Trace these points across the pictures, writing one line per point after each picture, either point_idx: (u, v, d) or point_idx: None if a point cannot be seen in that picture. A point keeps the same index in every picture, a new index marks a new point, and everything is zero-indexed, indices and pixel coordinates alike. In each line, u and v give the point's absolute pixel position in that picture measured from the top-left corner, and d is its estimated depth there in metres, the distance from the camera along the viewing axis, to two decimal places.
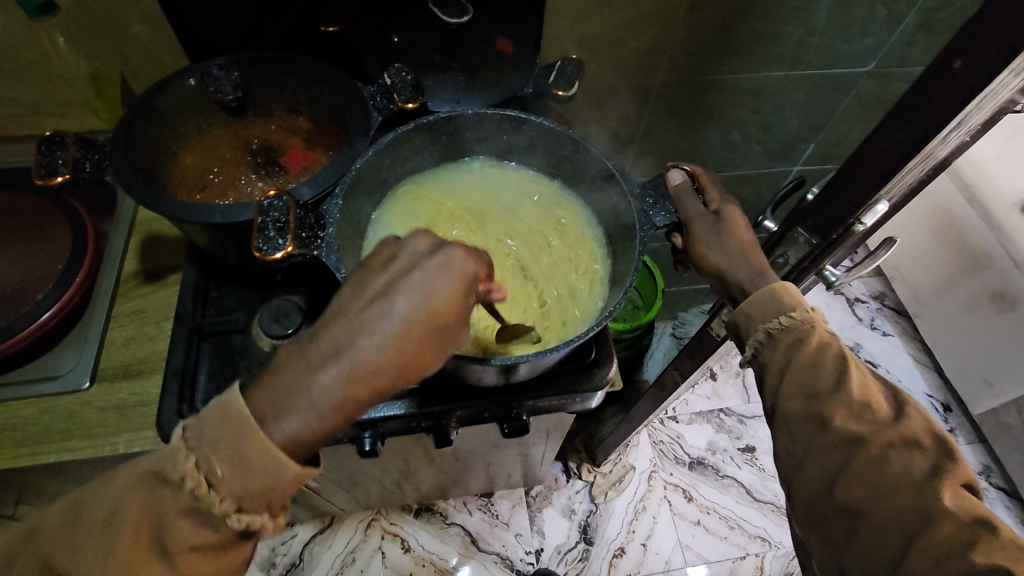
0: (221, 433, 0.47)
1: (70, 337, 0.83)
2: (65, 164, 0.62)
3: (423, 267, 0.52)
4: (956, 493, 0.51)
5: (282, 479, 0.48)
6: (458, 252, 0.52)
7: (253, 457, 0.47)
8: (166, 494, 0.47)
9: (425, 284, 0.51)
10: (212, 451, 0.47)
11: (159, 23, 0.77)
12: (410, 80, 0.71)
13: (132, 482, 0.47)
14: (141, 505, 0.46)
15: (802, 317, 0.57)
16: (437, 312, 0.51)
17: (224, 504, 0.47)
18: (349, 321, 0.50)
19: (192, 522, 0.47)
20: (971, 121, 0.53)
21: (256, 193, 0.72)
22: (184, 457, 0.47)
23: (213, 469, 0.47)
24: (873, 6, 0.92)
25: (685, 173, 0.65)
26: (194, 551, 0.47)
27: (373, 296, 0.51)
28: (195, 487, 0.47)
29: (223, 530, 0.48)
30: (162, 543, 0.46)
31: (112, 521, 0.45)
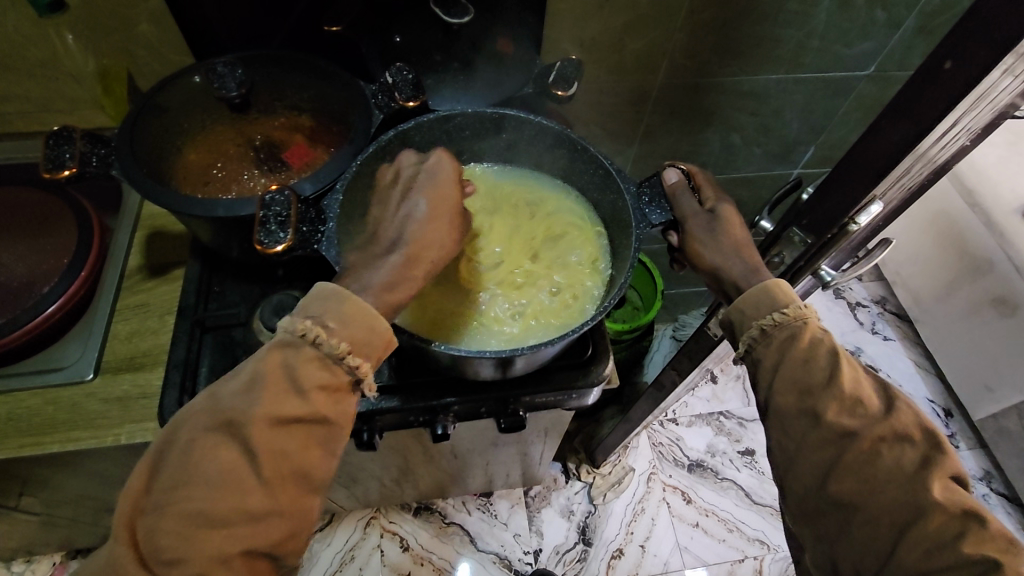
0: (319, 303, 0.54)
1: (74, 330, 0.85)
2: (71, 158, 0.63)
3: (423, 171, 0.62)
4: (945, 485, 0.51)
5: (380, 331, 0.54)
6: (445, 155, 0.62)
7: (352, 307, 0.54)
8: (292, 351, 0.53)
9: (430, 181, 0.61)
10: (322, 312, 0.53)
11: (166, 22, 0.79)
12: (411, 79, 0.72)
13: (250, 363, 0.53)
14: (277, 359, 0.52)
15: (795, 313, 0.57)
16: (450, 197, 0.60)
17: (340, 346, 0.53)
18: (386, 224, 0.60)
19: (312, 375, 0.52)
20: (968, 123, 0.54)
21: (258, 188, 0.73)
22: (299, 321, 0.54)
23: (326, 326, 0.53)
24: (872, 10, 0.93)
25: (681, 172, 0.66)
26: (323, 392, 0.53)
27: (398, 202, 0.60)
28: (310, 349, 0.53)
29: (340, 374, 0.54)
30: (298, 388, 0.52)
31: (253, 379, 0.52)
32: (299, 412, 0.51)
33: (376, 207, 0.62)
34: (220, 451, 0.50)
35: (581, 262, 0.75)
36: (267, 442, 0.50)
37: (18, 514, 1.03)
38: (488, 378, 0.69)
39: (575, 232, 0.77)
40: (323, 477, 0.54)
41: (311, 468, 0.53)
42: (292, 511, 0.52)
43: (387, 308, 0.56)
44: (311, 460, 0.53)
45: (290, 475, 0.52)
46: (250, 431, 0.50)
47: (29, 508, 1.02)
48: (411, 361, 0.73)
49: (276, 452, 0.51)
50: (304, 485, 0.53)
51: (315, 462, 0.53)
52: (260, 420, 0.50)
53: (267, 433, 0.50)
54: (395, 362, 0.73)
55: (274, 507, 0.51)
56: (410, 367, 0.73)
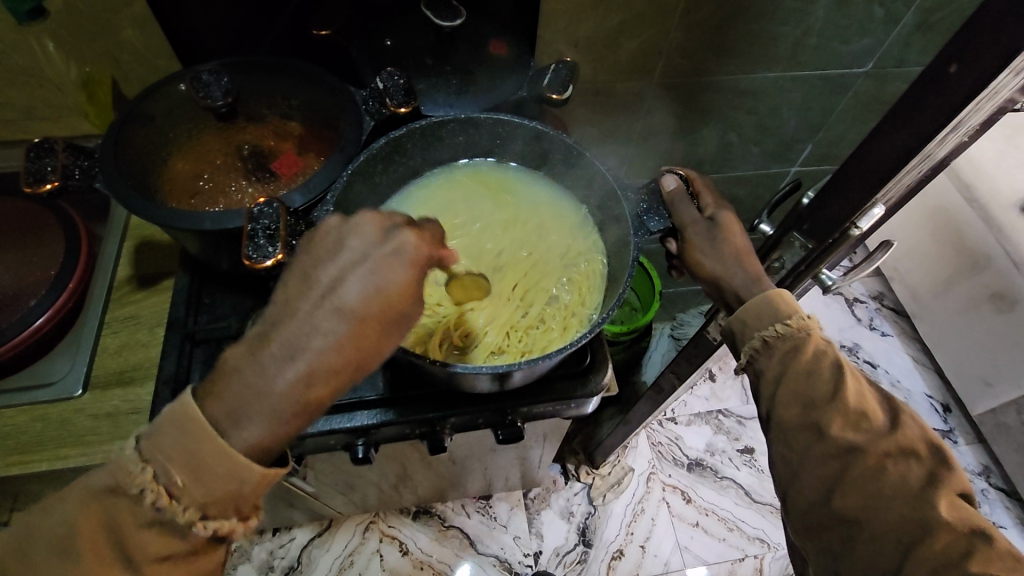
0: (166, 451, 0.44)
1: (62, 345, 0.83)
2: (53, 171, 0.61)
3: (372, 257, 0.49)
4: (952, 503, 0.50)
5: (249, 479, 0.45)
6: (411, 238, 0.50)
7: (208, 458, 0.44)
8: (125, 504, 0.44)
9: (375, 276, 0.48)
10: (169, 460, 0.44)
11: (150, 27, 0.76)
12: (402, 83, 0.70)
13: (74, 521, 0.43)
14: (100, 518, 0.44)
15: (797, 325, 0.56)
16: (389, 304, 0.48)
17: (186, 513, 0.44)
18: (295, 319, 0.47)
19: (150, 542, 0.44)
20: (970, 121, 0.52)
21: (245, 200, 0.71)
22: (137, 469, 0.44)
23: (171, 481, 0.44)
24: (870, 6, 0.91)
25: (679, 178, 0.65)
26: (165, 561, 0.45)
27: (321, 292, 0.48)
28: (147, 511, 0.44)
29: (192, 535, 0.45)
30: (129, 556, 0.44)
31: (69, 540, 0.43)
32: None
33: (291, 284, 0.49)
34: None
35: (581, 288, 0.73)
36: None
37: None
38: (485, 391, 0.68)
39: (583, 256, 0.75)
40: None
41: None
42: None
43: (259, 444, 0.46)
44: None
45: None
46: None
47: None
48: (407, 373, 0.72)
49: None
50: None
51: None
52: None
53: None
54: (390, 374, 0.72)
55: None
56: (404, 379, 0.71)
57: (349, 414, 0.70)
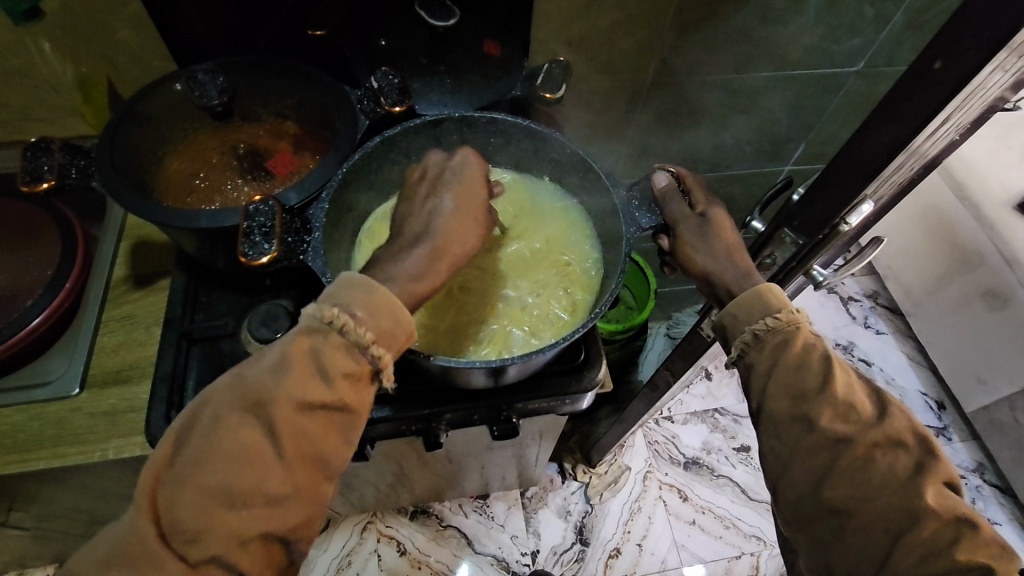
0: (346, 291, 0.53)
1: (59, 343, 0.83)
2: (50, 170, 0.62)
3: (450, 169, 0.63)
4: (939, 492, 0.51)
5: (404, 323, 0.54)
6: (474, 157, 0.64)
7: (379, 298, 0.53)
8: (318, 338, 0.52)
9: (456, 177, 0.62)
10: (351, 296, 0.53)
11: (147, 30, 0.78)
12: (397, 83, 0.71)
13: (274, 348, 0.52)
14: (302, 344, 0.52)
15: (787, 318, 0.57)
16: (475, 198, 0.62)
17: (367, 335, 0.52)
18: (413, 217, 0.60)
19: (338, 362, 0.51)
20: (960, 118, 0.54)
21: (241, 198, 0.71)
22: (325, 307, 0.52)
23: (353, 312, 0.52)
24: (860, 6, 0.92)
25: (671, 175, 0.66)
26: (347, 380, 0.52)
27: (424, 201, 0.61)
28: (336, 336, 0.52)
29: (365, 362, 0.53)
30: (323, 371, 0.51)
31: (280, 362, 0.51)
32: (321, 398, 0.51)
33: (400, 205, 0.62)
34: (244, 433, 0.49)
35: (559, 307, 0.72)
36: (291, 425, 0.50)
37: (7, 530, 1.02)
38: (480, 386, 0.68)
39: (575, 281, 0.74)
40: (339, 463, 0.53)
41: (330, 453, 0.53)
42: (309, 496, 0.52)
43: (410, 298, 0.56)
44: (331, 446, 0.52)
45: (311, 461, 0.51)
46: (275, 414, 0.49)
47: (18, 522, 1.00)
48: (403, 371, 0.72)
49: (297, 436, 0.50)
50: (323, 471, 0.53)
51: (334, 448, 0.53)
52: (287, 403, 0.50)
53: (293, 417, 0.50)
54: None
55: (292, 491, 0.50)
56: (400, 376, 0.72)
57: None
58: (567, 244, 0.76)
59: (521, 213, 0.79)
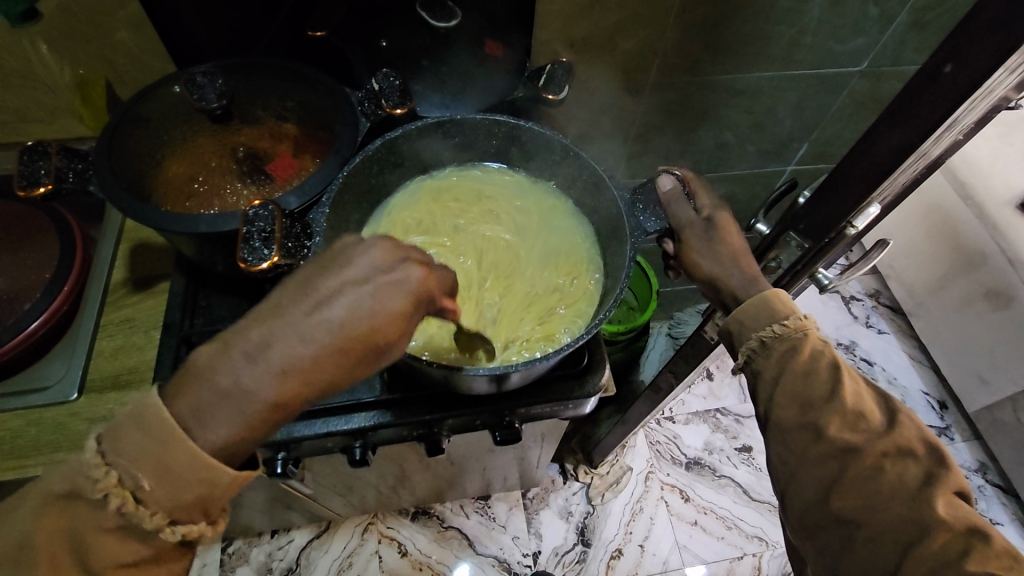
0: (137, 451, 0.41)
1: (59, 346, 0.83)
2: (47, 174, 0.61)
3: (373, 280, 0.48)
4: (949, 502, 0.50)
5: (219, 484, 0.44)
6: (418, 272, 0.49)
7: (180, 465, 0.42)
8: (86, 513, 0.41)
9: (375, 300, 0.47)
10: (132, 464, 0.41)
11: (145, 30, 0.77)
12: (398, 84, 0.70)
13: (19, 526, 0.41)
14: (59, 527, 0.41)
15: (795, 325, 0.56)
16: (380, 330, 0.47)
17: (152, 519, 0.42)
18: (283, 326, 0.45)
19: (109, 551, 0.42)
20: (964, 119, 0.52)
21: (241, 203, 0.71)
22: (100, 472, 0.41)
23: (138, 483, 0.41)
24: (864, 6, 0.91)
25: (676, 178, 0.64)
26: (125, 566, 0.43)
27: (307, 307, 0.46)
28: (107, 517, 0.41)
29: (153, 542, 0.44)
30: (86, 564, 0.42)
31: (22, 550, 0.40)
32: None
33: (285, 292, 0.47)
34: None
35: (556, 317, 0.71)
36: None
37: None
38: (484, 392, 0.68)
39: (577, 290, 0.72)
40: None
41: None
42: None
43: (219, 452, 0.43)
44: None
45: None
46: None
47: None
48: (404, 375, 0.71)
49: None
50: None
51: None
52: None
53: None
54: (388, 376, 0.71)
55: None
56: (400, 381, 0.71)
57: (346, 417, 0.69)
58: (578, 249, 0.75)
59: (532, 219, 0.77)
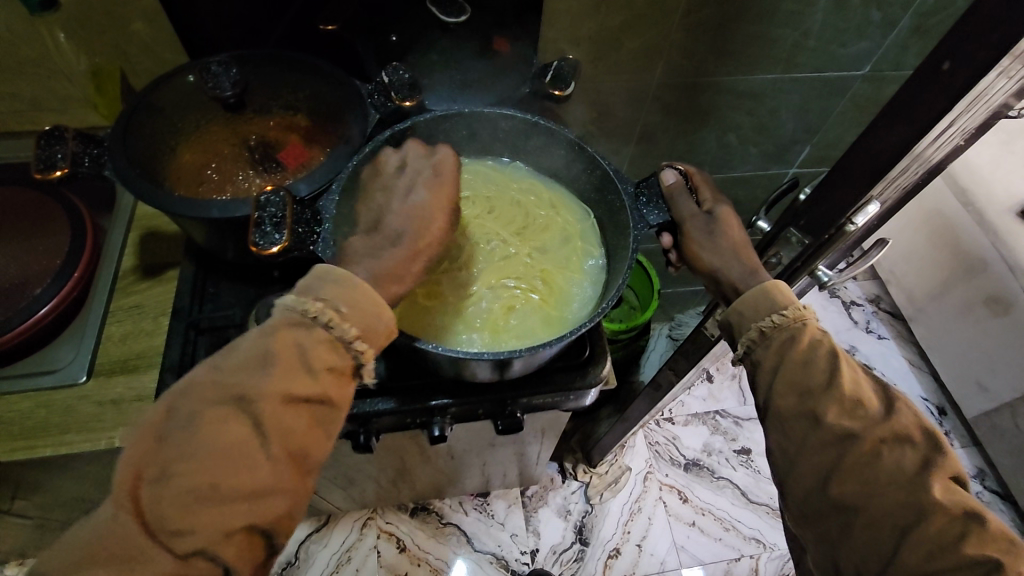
0: (329, 283, 0.53)
1: (68, 331, 0.84)
2: (64, 158, 0.63)
3: (424, 165, 0.63)
4: (945, 487, 0.52)
5: (384, 319, 0.54)
6: (449, 151, 0.64)
7: (361, 292, 0.53)
8: (302, 331, 0.52)
9: (433, 174, 0.62)
10: (336, 294, 0.53)
11: (159, 21, 0.78)
12: (407, 78, 0.71)
13: (258, 341, 0.51)
14: (286, 338, 0.51)
15: (793, 315, 0.57)
16: (450, 190, 0.62)
17: (352, 331, 0.52)
18: (387, 210, 0.61)
19: (322, 356, 0.51)
20: (964, 123, 0.54)
21: (253, 189, 0.73)
22: (309, 301, 0.52)
23: (337, 306, 0.52)
24: (867, 10, 0.93)
25: (678, 173, 0.66)
26: (330, 373, 0.52)
27: (398, 193, 0.61)
28: (319, 330, 0.52)
29: (348, 358, 0.53)
30: (305, 365, 0.50)
31: (264, 356, 0.50)
32: (307, 391, 0.50)
33: (372, 197, 0.63)
34: (226, 428, 0.47)
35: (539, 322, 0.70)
36: (276, 417, 0.49)
37: (11, 518, 1.02)
38: (486, 379, 0.68)
39: (573, 277, 0.74)
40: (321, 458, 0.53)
41: (312, 448, 0.52)
42: (295, 491, 0.51)
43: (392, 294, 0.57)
44: (314, 441, 0.52)
45: (295, 455, 0.50)
46: (259, 408, 0.48)
47: (22, 511, 1.01)
48: (409, 363, 0.73)
49: (281, 430, 0.49)
50: (304, 466, 0.51)
51: (315, 442, 0.52)
52: (270, 397, 0.48)
53: (279, 409, 0.49)
54: (393, 364, 0.73)
55: (276, 484, 0.49)
56: (405, 368, 0.73)
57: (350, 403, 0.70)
58: (575, 235, 0.76)
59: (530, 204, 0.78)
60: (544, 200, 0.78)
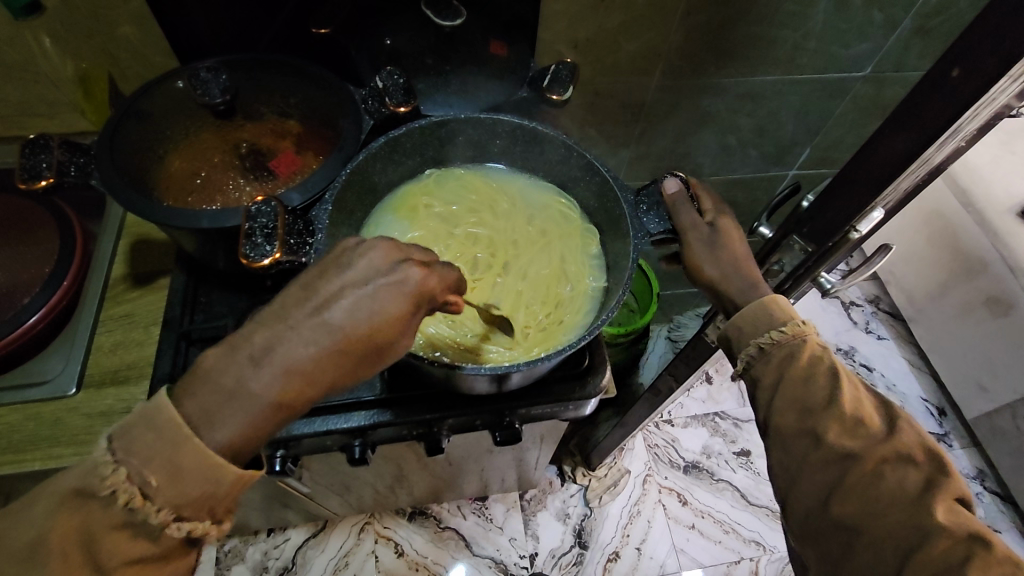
0: (144, 445, 0.43)
1: (56, 341, 0.82)
2: (48, 168, 0.61)
3: (373, 281, 0.49)
4: (950, 509, 0.50)
5: (224, 481, 0.44)
6: (416, 273, 0.50)
7: (187, 456, 0.43)
8: (95, 510, 0.42)
9: (372, 303, 0.48)
10: (143, 462, 0.42)
11: (149, 25, 0.76)
12: (401, 83, 0.70)
13: (31, 523, 0.42)
14: (71, 525, 0.42)
15: (793, 331, 0.57)
16: (382, 328, 0.48)
17: (159, 514, 0.43)
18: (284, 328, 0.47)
19: (121, 546, 0.43)
20: (967, 126, 0.52)
21: (244, 199, 0.71)
22: (109, 470, 0.42)
23: (144, 480, 0.42)
24: (869, 10, 0.91)
25: (680, 182, 0.64)
26: (132, 560, 0.44)
27: (311, 309, 0.47)
28: (116, 513, 0.42)
29: (162, 538, 0.44)
30: (97, 559, 0.42)
31: (34, 551, 0.41)
32: None
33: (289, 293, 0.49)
34: None
35: (546, 310, 0.72)
36: None
37: None
38: (483, 393, 0.67)
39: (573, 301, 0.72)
40: None
41: None
42: None
43: (234, 441, 0.45)
44: None
45: None
46: None
47: None
48: (406, 375, 0.71)
49: None
50: None
51: None
52: None
53: None
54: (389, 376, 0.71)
55: None
56: (403, 380, 0.71)
57: (346, 416, 0.69)
58: (579, 260, 0.74)
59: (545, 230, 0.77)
60: (555, 224, 0.77)
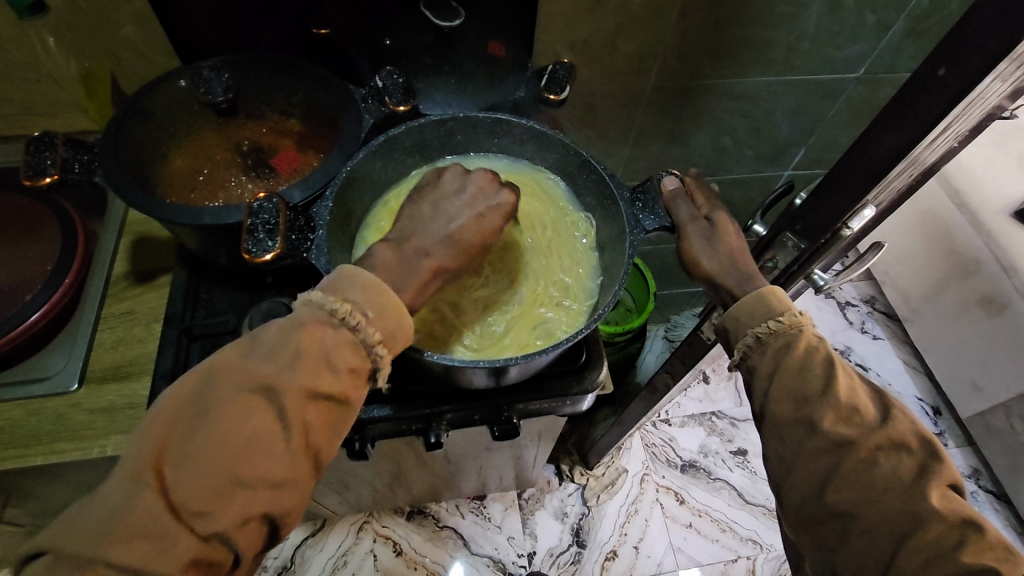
0: (354, 286, 0.51)
1: (58, 338, 0.83)
2: (53, 165, 0.62)
3: (474, 202, 0.62)
4: (942, 494, 0.51)
5: (406, 327, 0.53)
6: (507, 198, 0.63)
7: (387, 299, 0.52)
8: (327, 330, 0.50)
9: (474, 218, 0.61)
10: (357, 298, 0.51)
11: (150, 25, 0.77)
12: (401, 82, 0.71)
13: (281, 331, 0.49)
14: (313, 332, 0.49)
15: (790, 321, 0.58)
16: (485, 236, 0.61)
17: (375, 334, 0.51)
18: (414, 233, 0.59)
19: (345, 356, 0.49)
20: (958, 126, 0.53)
21: (246, 195, 0.72)
22: (337, 302, 0.50)
23: (362, 312, 0.51)
24: (861, 12, 0.92)
25: (677, 181, 0.66)
26: (351, 375, 0.50)
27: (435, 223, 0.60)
28: (345, 330, 0.50)
29: (368, 361, 0.51)
30: (331, 363, 0.49)
31: (290, 351, 0.48)
32: (333, 388, 0.48)
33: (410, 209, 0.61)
34: (247, 420, 0.45)
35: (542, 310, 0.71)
36: (300, 412, 0.47)
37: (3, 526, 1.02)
38: (482, 386, 0.68)
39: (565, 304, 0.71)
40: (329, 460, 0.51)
41: (325, 446, 0.50)
42: (304, 490, 0.49)
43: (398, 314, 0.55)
44: (327, 441, 0.50)
45: (311, 452, 0.49)
46: (285, 399, 0.46)
47: (14, 518, 1.00)
48: (405, 370, 0.72)
49: (303, 426, 0.47)
50: (314, 466, 0.50)
51: (328, 443, 0.50)
52: (298, 391, 0.47)
53: (304, 405, 0.47)
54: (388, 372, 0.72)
55: (293, 478, 0.47)
56: (401, 375, 0.72)
57: None
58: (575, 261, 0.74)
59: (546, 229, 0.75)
60: (557, 225, 0.75)
